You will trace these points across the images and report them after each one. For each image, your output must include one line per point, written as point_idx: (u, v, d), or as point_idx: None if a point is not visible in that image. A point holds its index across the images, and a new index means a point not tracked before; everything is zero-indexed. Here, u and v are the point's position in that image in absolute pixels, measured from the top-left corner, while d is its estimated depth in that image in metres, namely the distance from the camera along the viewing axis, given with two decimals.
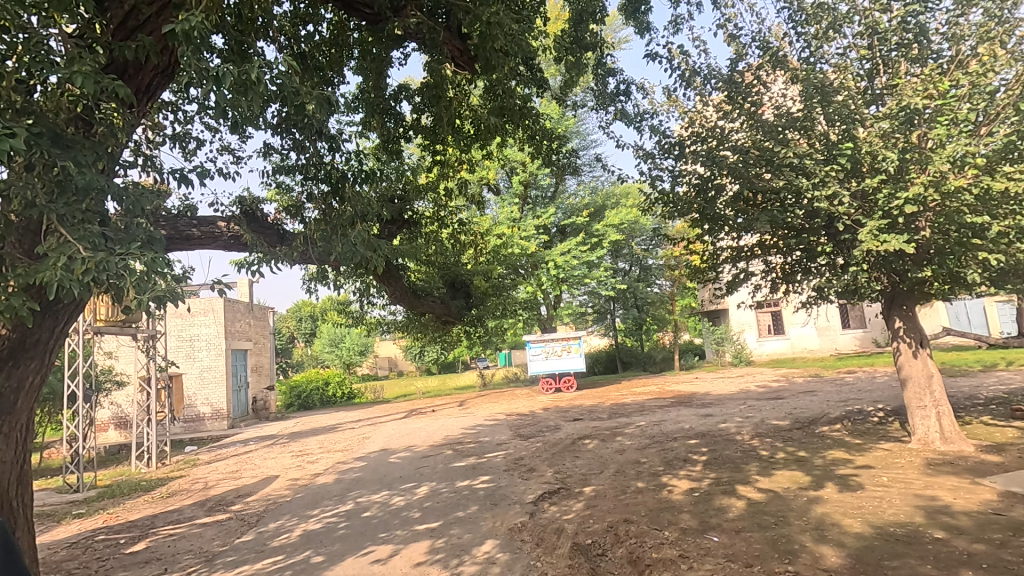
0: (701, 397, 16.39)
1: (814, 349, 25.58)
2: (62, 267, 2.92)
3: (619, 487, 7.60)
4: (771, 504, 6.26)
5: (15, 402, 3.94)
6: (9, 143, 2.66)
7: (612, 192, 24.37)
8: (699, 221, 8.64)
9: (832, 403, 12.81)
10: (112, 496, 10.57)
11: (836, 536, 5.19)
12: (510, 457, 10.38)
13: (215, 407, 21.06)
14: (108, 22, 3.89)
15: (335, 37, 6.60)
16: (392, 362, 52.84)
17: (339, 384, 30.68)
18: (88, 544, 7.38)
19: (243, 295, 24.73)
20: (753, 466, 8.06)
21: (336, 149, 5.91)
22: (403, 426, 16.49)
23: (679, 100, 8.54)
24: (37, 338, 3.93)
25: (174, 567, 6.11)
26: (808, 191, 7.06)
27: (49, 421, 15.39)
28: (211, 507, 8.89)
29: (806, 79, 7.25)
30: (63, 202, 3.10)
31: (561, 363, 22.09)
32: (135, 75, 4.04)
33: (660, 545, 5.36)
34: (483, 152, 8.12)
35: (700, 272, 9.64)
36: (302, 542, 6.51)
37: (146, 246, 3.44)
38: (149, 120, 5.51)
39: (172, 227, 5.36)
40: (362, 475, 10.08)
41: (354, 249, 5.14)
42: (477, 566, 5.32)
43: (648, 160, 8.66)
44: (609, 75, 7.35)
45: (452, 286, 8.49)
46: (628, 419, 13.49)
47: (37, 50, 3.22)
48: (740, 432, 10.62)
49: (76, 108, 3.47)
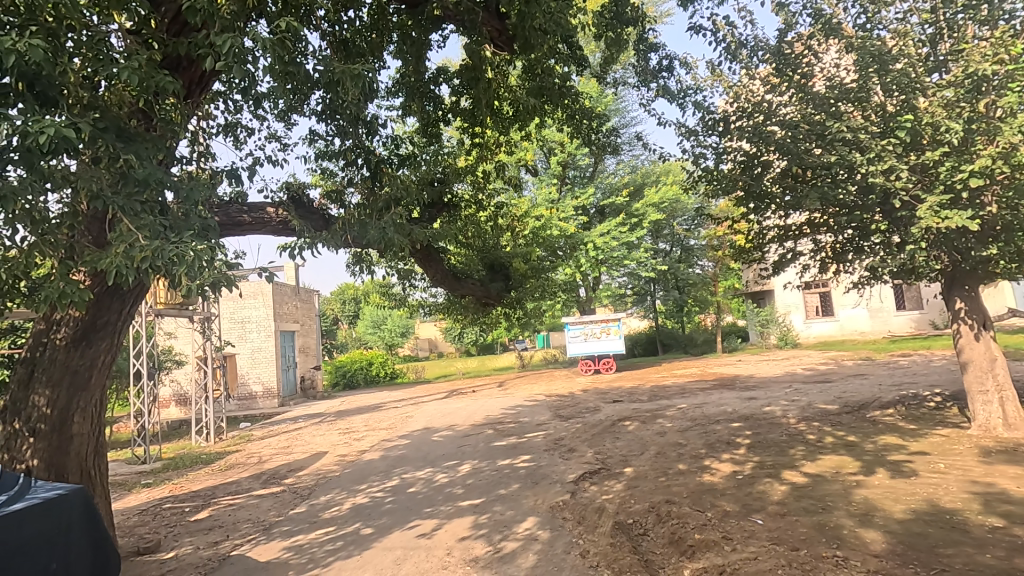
0: (745, 379, 16.13)
1: (864, 331, 24.60)
2: (122, 254, 3.07)
3: (660, 468, 7.59)
4: (816, 489, 6.14)
5: (89, 378, 4.68)
6: (67, 135, 2.77)
7: (652, 171, 24.12)
8: (744, 200, 8.36)
9: (885, 387, 12.35)
10: (175, 468, 11.28)
11: (883, 521, 5.07)
12: (550, 438, 10.45)
13: (266, 386, 21.95)
14: (162, 16, 4.10)
15: (374, 22, 6.47)
16: (433, 344, 53.89)
17: (383, 365, 31.71)
18: (156, 511, 7.92)
19: (289, 278, 25.58)
20: (799, 450, 7.90)
21: (375, 133, 6.04)
22: (444, 406, 16.86)
23: (724, 75, 8.22)
24: (105, 321, 4.50)
25: (235, 534, 6.50)
26: (863, 166, 6.70)
27: (117, 398, 16.44)
28: (266, 480, 9.38)
29: (862, 48, 6.91)
30: (124, 194, 3.26)
31: (601, 346, 21.97)
32: (188, 68, 4.28)
33: (704, 527, 5.33)
34: (522, 134, 8.15)
35: (744, 253, 9.38)
36: (351, 514, 6.81)
37: (200, 235, 3.55)
38: (202, 111, 5.69)
39: (224, 214, 5.68)
40: (406, 452, 10.40)
41: (388, 232, 5.29)
42: (519, 542, 5.43)
43: (690, 138, 8.41)
44: (650, 51, 7.13)
45: (490, 268, 8.29)
46: (669, 401, 13.40)
47: (98, 48, 3.38)
48: (786, 415, 10.38)
49: (137, 101, 3.74)
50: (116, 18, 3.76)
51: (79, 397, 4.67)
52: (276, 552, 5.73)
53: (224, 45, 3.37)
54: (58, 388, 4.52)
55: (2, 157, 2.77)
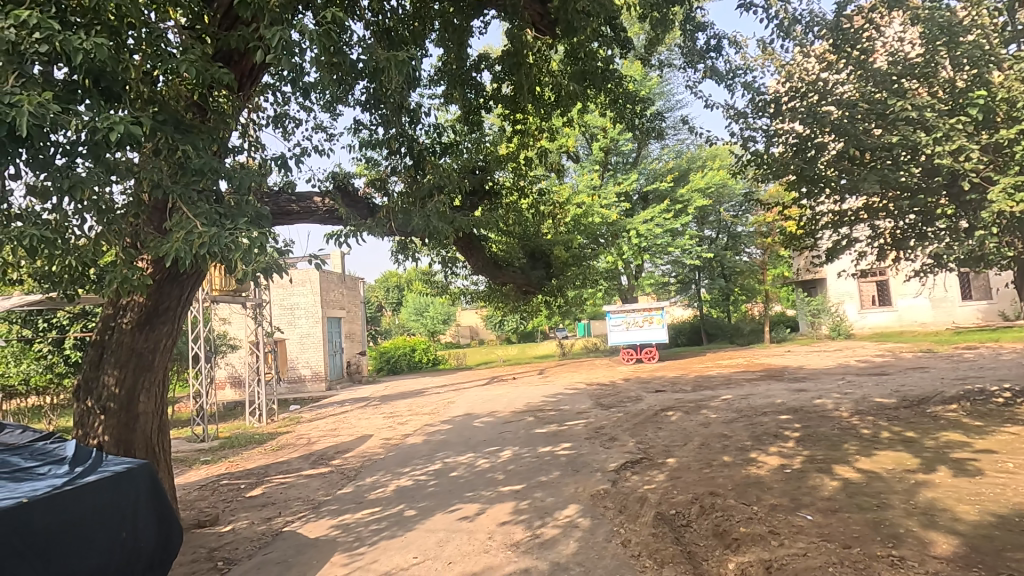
0: (794, 371, 15.60)
1: (926, 322, 23.29)
2: (182, 240, 3.22)
3: (704, 460, 7.45)
4: (871, 486, 5.89)
5: (153, 360, 4.94)
6: (132, 131, 2.92)
7: (699, 155, 23.46)
8: (796, 183, 7.89)
9: (948, 381, 11.70)
10: (231, 447, 11.88)
11: (946, 522, 4.82)
12: (591, 426, 10.42)
13: (314, 370, 22.74)
14: (215, 11, 4.24)
15: (416, 10, 6.56)
16: (474, 331, 54.49)
17: (425, 351, 32.30)
18: (214, 487, 8.36)
19: (336, 266, 26.30)
20: (852, 444, 7.60)
21: (418, 121, 6.10)
22: (485, 393, 17.06)
23: (776, 53, 7.87)
24: (167, 305, 4.73)
25: (286, 511, 6.80)
26: (927, 146, 6.31)
27: (178, 380, 17.39)
28: (315, 460, 9.74)
29: (929, 19, 6.49)
30: (183, 183, 3.41)
31: (643, 335, 21.67)
32: (239, 62, 4.41)
33: (749, 520, 5.21)
34: (564, 119, 8.06)
35: (795, 240, 9.04)
36: (396, 496, 6.99)
37: (253, 222, 3.66)
38: (253, 103, 5.88)
39: (275, 203, 5.84)
40: (448, 437, 10.59)
41: (433, 219, 5.34)
42: (559, 529, 5.46)
43: (739, 120, 8.11)
44: (697, 31, 6.92)
45: (531, 256, 8.27)
46: (714, 392, 13.12)
47: (156, 43, 3.51)
48: (838, 408, 10.00)
49: (192, 95, 3.89)
50: (172, 14, 3.90)
51: (144, 377, 4.94)
52: (325, 529, 5.96)
53: (272, 37, 3.45)
54: (126, 368, 4.80)
55: (72, 151, 2.93)
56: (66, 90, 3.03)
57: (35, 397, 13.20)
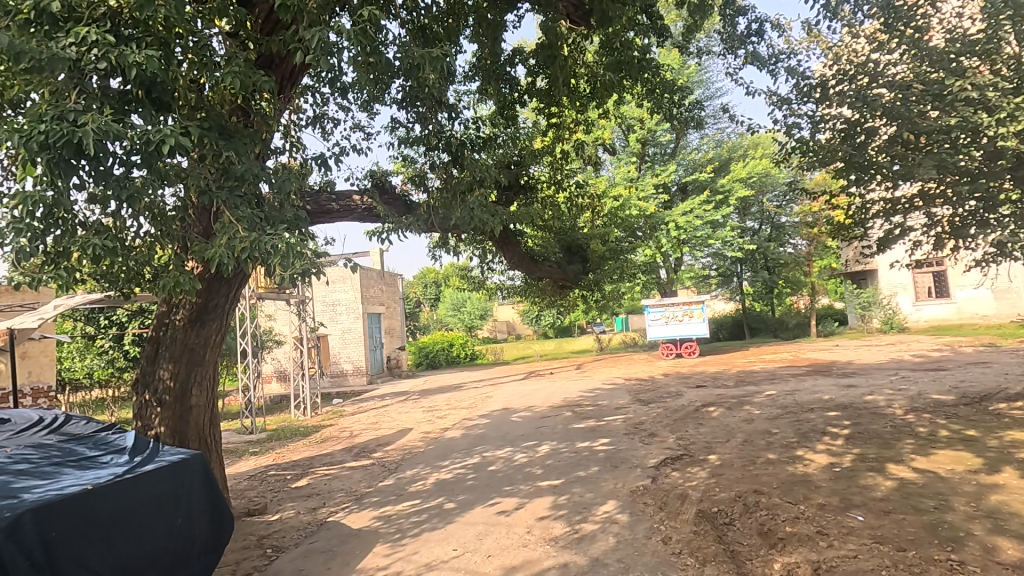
0: (843, 366, 15.02)
1: (988, 315, 22.07)
2: (225, 245, 3.32)
3: (748, 457, 7.26)
4: (928, 487, 5.61)
5: (204, 355, 5.15)
6: (181, 140, 3.05)
7: (740, 144, 22.79)
8: (844, 171, 7.41)
9: (1012, 377, 11.02)
10: (278, 439, 12.31)
11: (1013, 527, 4.54)
12: (630, 421, 10.30)
13: (356, 364, 23.29)
14: (257, 17, 4.36)
15: (450, 7, 6.47)
16: (511, 326, 54.64)
17: (463, 346, 32.60)
18: (263, 477, 8.69)
19: (375, 263, 26.81)
20: (907, 443, 7.25)
21: (455, 117, 6.13)
22: (522, 387, 17.11)
23: (822, 35, 7.53)
24: (216, 303, 4.92)
25: (330, 502, 7.00)
26: (988, 128, 5.96)
27: (227, 374, 18.13)
28: (357, 453, 9.99)
29: None
30: (227, 188, 3.53)
31: (682, 329, 21.26)
32: (280, 65, 4.56)
33: (796, 520, 5.05)
34: (600, 111, 7.99)
35: (844, 230, 8.67)
36: (435, 489, 7.10)
37: (292, 225, 3.75)
38: (293, 105, 6.06)
39: (315, 202, 6.01)
40: (486, 431, 10.67)
41: (474, 213, 5.40)
42: (598, 525, 5.42)
43: (782, 107, 7.81)
44: (738, 15, 6.68)
45: (568, 250, 8.22)
46: (757, 387, 12.77)
47: (202, 53, 3.64)
48: (891, 405, 9.56)
49: (236, 99, 4.01)
50: (217, 22, 4.02)
51: (195, 372, 5.16)
52: (367, 520, 6.10)
53: (309, 41, 3.52)
54: (179, 363, 5.03)
55: (127, 161, 3.07)
56: (122, 101, 3.18)
57: (99, 390, 14.01)
